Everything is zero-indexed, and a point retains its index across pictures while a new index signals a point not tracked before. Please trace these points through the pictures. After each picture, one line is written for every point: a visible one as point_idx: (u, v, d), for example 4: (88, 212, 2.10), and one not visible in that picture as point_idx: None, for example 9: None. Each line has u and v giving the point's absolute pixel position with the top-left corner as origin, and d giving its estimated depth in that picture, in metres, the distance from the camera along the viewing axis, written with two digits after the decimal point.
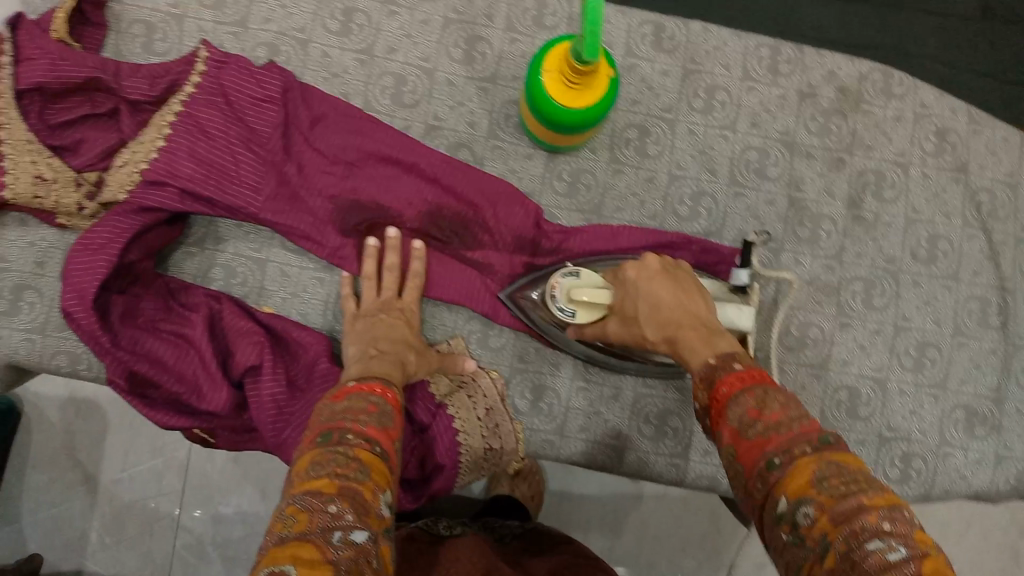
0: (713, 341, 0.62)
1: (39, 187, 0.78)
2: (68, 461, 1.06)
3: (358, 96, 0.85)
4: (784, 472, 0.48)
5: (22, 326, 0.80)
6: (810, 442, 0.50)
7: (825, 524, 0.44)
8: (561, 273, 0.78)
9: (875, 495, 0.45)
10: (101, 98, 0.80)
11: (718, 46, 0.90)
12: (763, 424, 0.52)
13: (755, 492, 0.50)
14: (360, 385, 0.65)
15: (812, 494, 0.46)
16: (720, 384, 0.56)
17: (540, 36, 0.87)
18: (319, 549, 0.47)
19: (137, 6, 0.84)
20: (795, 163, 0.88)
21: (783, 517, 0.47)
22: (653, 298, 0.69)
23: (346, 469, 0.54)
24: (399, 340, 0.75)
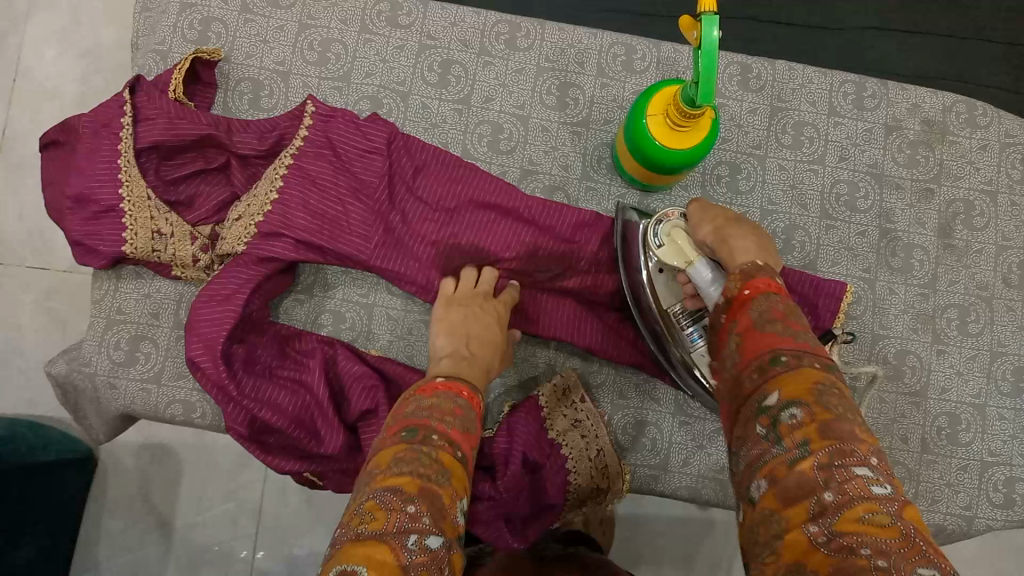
0: (762, 252, 0.69)
1: (157, 242, 0.80)
2: (144, 506, 1.07)
3: (457, 144, 0.87)
4: (787, 370, 0.53)
5: (138, 376, 0.82)
6: (820, 361, 0.54)
7: (811, 431, 0.49)
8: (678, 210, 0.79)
9: (865, 430, 0.50)
10: (213, 154, 0.83)
11: (803, 84, 0.92)
12: (784, 327, 0.56)
13: (747, 381, 0.55)
14: (449, 382, 0.67)
15: (808, 401, 0.50)
16: (753, 282, 0.61)
17: (630, 81, 0.90)
18: (393, 553, 0.49)
19: (245, 64, 0.87)
20: (884, 195, 0.90)
21: (767, 411, 0.52)
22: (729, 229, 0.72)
23: (428, 470, 0.56)
24: (489, 344, 0.76)
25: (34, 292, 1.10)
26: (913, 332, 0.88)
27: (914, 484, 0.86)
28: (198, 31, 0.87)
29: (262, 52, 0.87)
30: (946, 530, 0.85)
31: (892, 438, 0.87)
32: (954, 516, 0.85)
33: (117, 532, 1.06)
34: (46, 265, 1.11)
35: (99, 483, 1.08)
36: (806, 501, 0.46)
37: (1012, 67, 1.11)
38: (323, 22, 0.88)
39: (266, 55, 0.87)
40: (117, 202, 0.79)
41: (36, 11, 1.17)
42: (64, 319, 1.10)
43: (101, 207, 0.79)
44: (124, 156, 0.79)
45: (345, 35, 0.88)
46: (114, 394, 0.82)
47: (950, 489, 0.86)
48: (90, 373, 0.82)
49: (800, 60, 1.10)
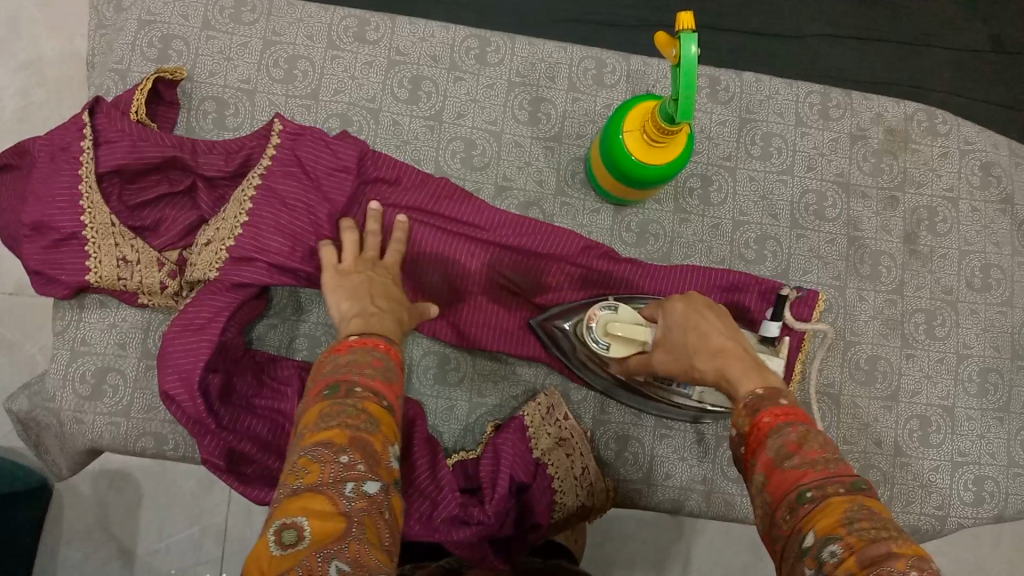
0: (763, 371, 0.62)
1: (123, 270, 0.77)
2: (103, 534, 1.03)
3: (429, 161, 0.86)
4: (816, 507, 0.48)
5: (106, 409, 0.79)
6: (844, 485, 0.50)
7: (851, 563, 0.43)
8: (598, 306, 0.75)
9: (904, 544, 0.45)
10: (178, 176, 0.81)
11: (770, 95, 0.93)
12: (801, 459, 0.52)
13: (781, 524, 0.50)
14: (363, 338, 0.63)
15: (842, 533, 0.45)
16: (762, 414, 0.57)
17: (601, 94, 0.90)
18: (331, 502, 0.50)
19: (208, 83, 0.85)
20: (851, 204, 0.91)
21: (808, 551, 0.47)
22: (706, 332, 0.66)
23: (356, 420, 0.55)
24: (390, 298, 0.71)
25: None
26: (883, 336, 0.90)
27: (890, 486, 0.88)
28: (158, 49, 0.84)
29: (226, 70, 0.85)
30: (921, 529, 0.88)
31: (867, 442, 0.88)
32: (927, 516, 0.88)
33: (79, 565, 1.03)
34: None
35: (52, 513, 1.04)
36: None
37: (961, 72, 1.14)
38: (288, 38, 0.86)
39: (230, 74, 0.85)
40: (78, 230, 0.75)
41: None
42: (13, 344, 1.07)
43: (62, 235, 0.76)
44: (85, 181, 0.76)
45: (312, 52, 0.86)
46: (81, 428, 0.79)
47: (923, 490, 0.88)
48: (56, 409, 0.79)
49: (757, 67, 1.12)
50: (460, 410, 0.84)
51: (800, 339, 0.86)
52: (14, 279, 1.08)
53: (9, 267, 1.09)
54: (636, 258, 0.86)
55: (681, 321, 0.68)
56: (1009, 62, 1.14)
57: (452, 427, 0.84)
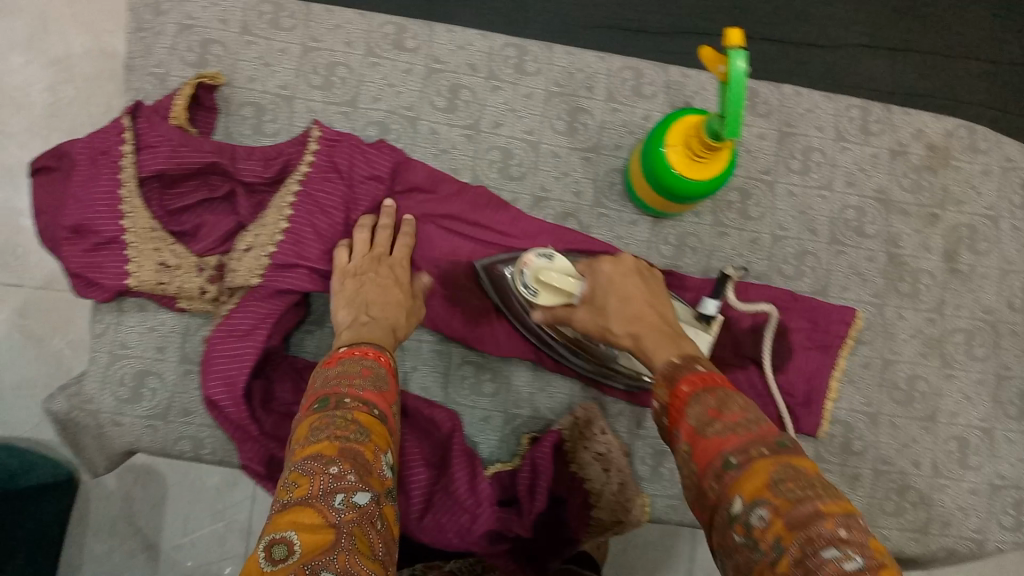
0: (677, 341, 0.63)
1: (163, 274, 0.77)
2: (128, 529, 1.03)
3: (467, 170, 0.86)
4: (740, 472, 0.48)
5: (144, 413, 0.79)
6: (767, 445, 0.50)
7: (780, 529, 0.44)
8: (534, 252, 0.74)
9: (832, 502, 0.45)
10: (217, 181, 0.80)
11: (811, 109, 0.92)
12: (722, 425, 0.52)
13: (708, 491, 0.50)
14: (353, 348, 0.68)
15: (768, 497, 0.46)
16: (680, 382, 0.56)
17: (640, 105, 0.89)
18: (321, 514, 0.51)
19: (247, 88, 0.84)
20: (891, 221, 0.90)
21: (737, 518, 0.46)
22: (628, 298, 0.68)
23: (345, 431, 0.57)
24: (390, 303, 0.74)
25: (8, 311, 1.05)
26: (921, 356, 0.89)
27: (928, 508, 0.86)
28: (197, 53, 0.84)
29: (265, 76, 0.85)
30: (959, 553, 0.86)
31: (904, 462, 0.87)
32: (965, 539, 0.86)
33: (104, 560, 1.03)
34: (20, 281, 1.06)
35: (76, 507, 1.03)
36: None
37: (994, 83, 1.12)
38: (327, 44, 0.86)
39: (269, 79, 0.85)
40: (119, 233, 0.76)
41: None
42: (40, 338, 1.05)
43: (102, 238, 0.76)
44: (127, 186, 0.77)
45: (349, 59, 0.86)
46: (119, 430, 0.79)
47: (961, 512, 0.87)
48: (94, 411, 0.80)
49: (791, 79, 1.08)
50: (495, 422, 0.84)
51: (833, 360, 0.86)
52: (43, 273, 1.06)
53: (36, 262, 1.07)
54: (673, 271, 0.85)
55: (608, 285, 0.70)
56: None
57: (487, 437, 0.83)
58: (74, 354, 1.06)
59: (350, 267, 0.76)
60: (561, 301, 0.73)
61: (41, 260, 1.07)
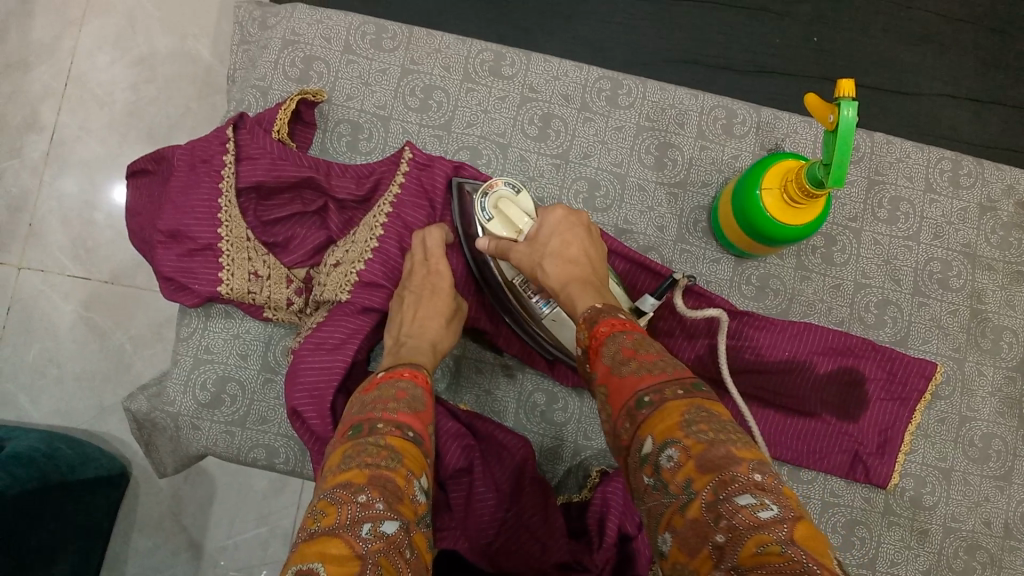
0: (603, 294, 0.63)
1: (253, 284, 0.78)
2: (174, 525, 1.00)
3: (553, 199, 0.87)
4: (652, 412, 0.49)
5: (222, 418, 0.80)
6: (683, 386, 0.50)
7: (691, 471, 0.44)
8: (503, 180, 0.75)
9: (744, 446, 0.45)
10: (310, 196, 0.82)
11: (901, 158, 0.91)
12: (637, 363, 0.52)
13: (624, 432, 0.50)
14: (390, 373, 0.66)
15: (679, 437, 0.46)
16: (600, 323, 0.57)
17: (729, 145, 0.89)
18: (348, 545, 0.47)
19: (345, 106, 0.86)
20: (976, 276, 0.90)
21: (647, 459, 0.47)
22: (569, 243, 0.68)
23: (377, 458, 0.55)
24: (423, 317, 0.73)
25: (74, 302, 1.02)
26: (999, 416, 0.88)
27: (998, 569, 0.85)
28: (300, 69, 0.86)
29: (364, 95, 0.86)
30: None
31: (976, 521, 0.86)
32: None
33: (146, 557, 0.99)
34: (89, 273, 1.03)
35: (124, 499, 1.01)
36: (705, 551, 0.41)
37: None
38: (425, 68, 0.88)
39: (367, 99, 0.86)
40: (214, 241, 0.76)
41: (91, 17, 1.08)
42: (102, 331, 1.02)
43: (197, 245, 0.77)
44: (225, 195, 0.77)
45: (447, 84, 0.88)
46: (197, 434, 0.80)
47: None
48: (173, 413, 0.80)
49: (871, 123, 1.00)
50: (564, 452, 0.84)
51: (908, 415, 0.85)
52: (111, 267, 1.03)
53: (107, 253, 1.04)
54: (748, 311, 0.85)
55: (553, 227, 0.69)
56: None
57: (556, 467, 0.84)
58: (137, 350, 1.02)
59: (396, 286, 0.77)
60: (507, 233, 0.73)
61: (112, 251, 1.04)
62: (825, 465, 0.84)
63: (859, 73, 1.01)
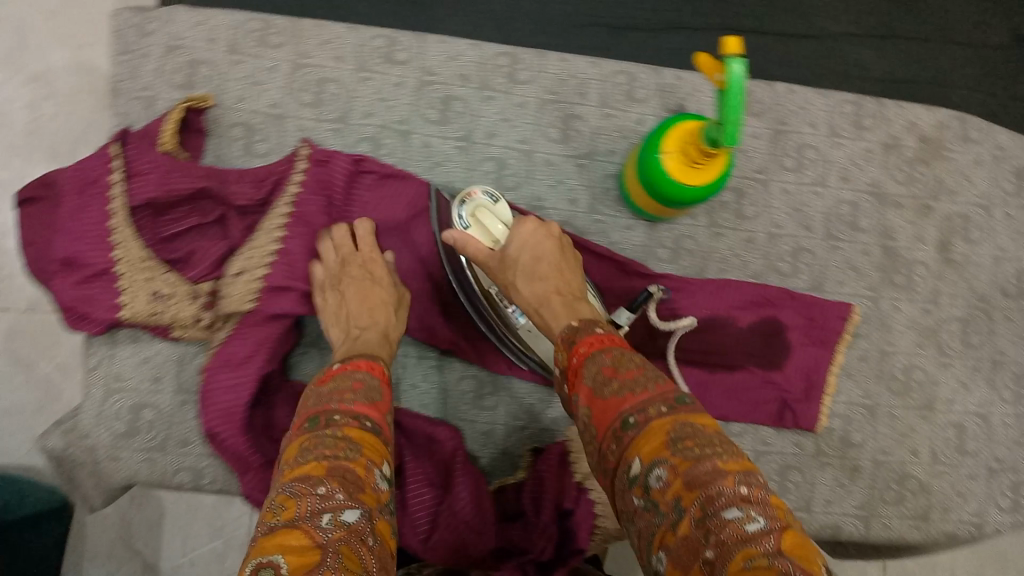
0: (575, 308, 0.68)
1: (156, 304, 0.77)
2: (126, 552, 0.96)
3: (461, 183, 0.86)
4: (638, 433, 0.51)
5: (142, 445, 0.79)
6: (666, 402, 0.52)
7: (678, 488, 0.46)
8: (482, 189, 0.78)
9: (729, 460, 0.48)
10: (207, 206, 0.80)
11: (804, 106, 0.91)
12: (619, 384, 0.55)
13: (611, 453, 0.53)
14: (345, 364, 0.67)
15: (666, 456, 0.48)
16: (578, 345, 0.61)
17: (633, 110, 0.89)
18: (308, 536, 0.48)
19: (236, 108, 0.83)
20: (885, 214, 0.91)
21: (635, 480, 0.49)
22: (539, 258, 0.72)
23: (336, 449, 0.56)
24: (372, 310, 0.74)
25: None
26: (920, 347, 0.90)
27: (928, 495, 0.88)
28: (185, 75, 0.83)
29: (254, 95, 0.83)
30: (960, 538, 0.87)
31: (903, 451, 0.88)
32: (965, 523, 0.88)
33: None
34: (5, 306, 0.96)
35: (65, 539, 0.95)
36: (698, 566, 0.42)
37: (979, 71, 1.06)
38: (317, 60, 0.85)
39: (258, 98, 0.83)
40: (110, 264, 0.75)
41: None
42: (27, 363, 0.96)
43: (92, 271, 0.75)
44: (117, 216, 0.76)
45: (340, 74, 0.85)
46: (116, 466, 0.79)
47: (960, 497, 0.88)
48: (91, 446, 0.79)
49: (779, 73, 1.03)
50: (498, 434, 0.84)
51: (830, 357, 0.87)
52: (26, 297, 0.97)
53: (17, 287, 0.97)
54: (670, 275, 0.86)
55: (522, 242, 0.72)
56: None
57: (490, 452, 0.84)
58: (65, 377, 0.96)
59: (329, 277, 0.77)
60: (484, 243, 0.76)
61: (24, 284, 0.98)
62: (755, 416, 0.86)
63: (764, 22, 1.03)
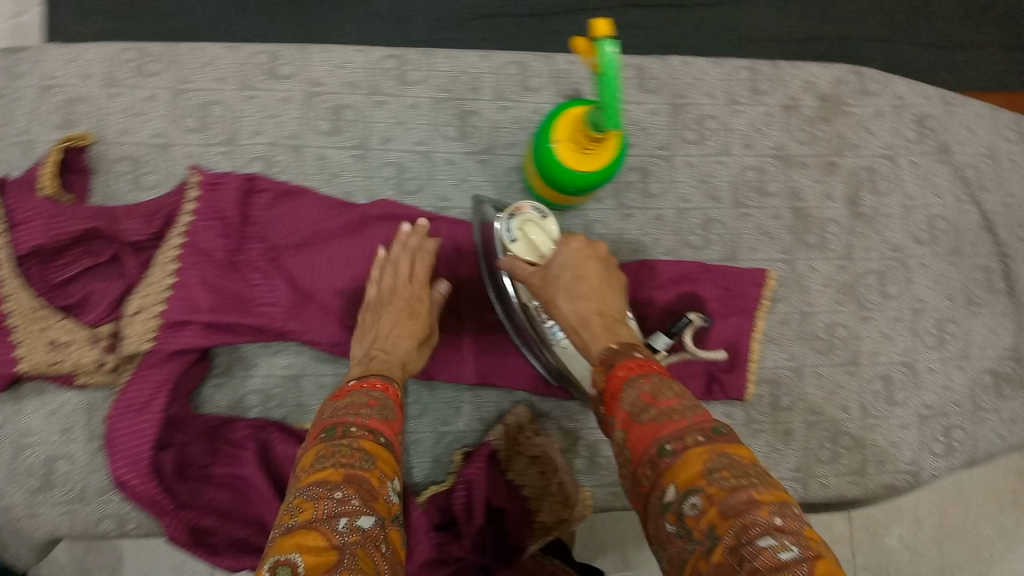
0: (615, 330, 0.66)
1: (55, 353, 0.75)
2: None
3: (361, 192, 0.84)
4: (674, 460, 0.50)
5: (60, 498, 0.77)
6: (703, 432, 0.52)
7: (714, 517, 0.46)
8: (531, 204, 0.75)
9: (765, 490, 0.47)
10: (100, 247, 0.78)
11: (699, 77, 0.91)
12: (657, 410, 0.54)
13: (643, 479, 0.52)
14: (362, 380, 0.68)
15: (702, 485, 0.48)
16: (617, 367, 0.60)
17: (528, 99, 0.88)
18: (325, 537, 0.50)
19: (119, 142, 0.81)
20: (791, 175, 0.91)
21: (670, 507, 0.49)
22: (583, 276, 0.69)
23: (350, 458, 0.57)
24: (400, 338, 0.73)
25: None
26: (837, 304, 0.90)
27: (862, 449, 0.89)
28: (61, 115, 0.81)
29: (137, 127, 0.81)
30: (898, 488, 0.89)
31: (834, 409, 0.89)
32: (902, 473, 0.89)
33: None
34: None
35: None
36: None
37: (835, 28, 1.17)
38: (197, 83, 0.83)
39: (140, 130, 0.81)
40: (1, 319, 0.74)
41: None
42: None
43: None
44: (4, 268, 0.74)
45: (223, 95, 0.83)
46: (35, 522, 0.77)
47: (894, 448, 0.89)
48: (6, 506, 0.77)
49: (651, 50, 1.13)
50: (427, 442, 0.83)
51: (751, 324, 0.86)
52: None
53: None
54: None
55: (568, 258, 0.70)
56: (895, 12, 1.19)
57: (421, 460, 0.83)
58: None
59: (374, 301, 0.77)
60: (530, 258, 0.74)
61: None
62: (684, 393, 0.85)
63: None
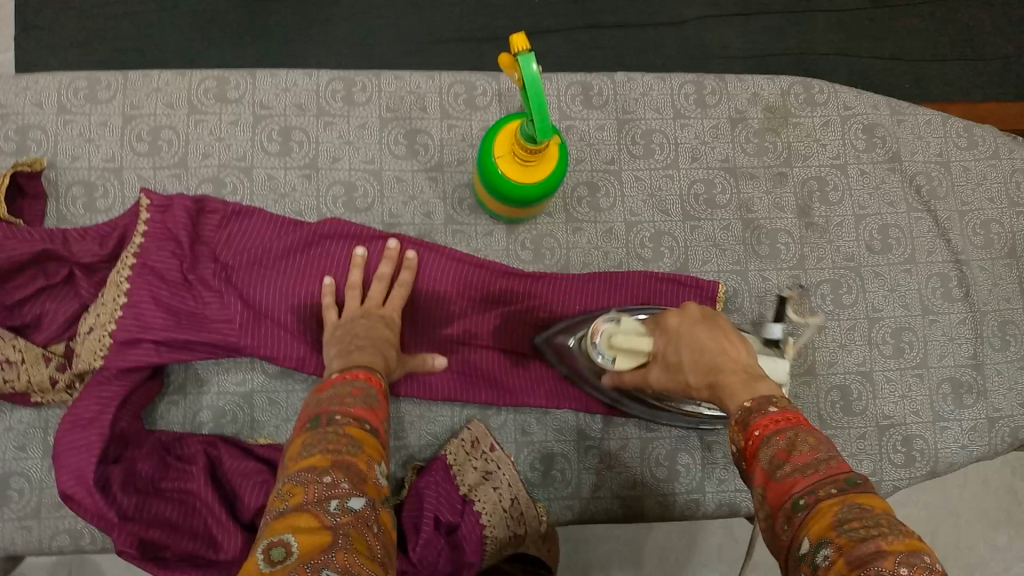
0: (754, 384, 0.59)
1: (7, 371, 0.75)
2: None
3: (311, 211, 0.86)
4: (809, 513, 0.48)
5: (16, 513, 0.77)
6: (837, 485, 0.49)
7: (841, 567, 0.44)
8: (602, 319, 0.77)
9: (896, 539, 0.44)
10: (53, 268, 0.79)
11: (645, 92, 0.94)
12: (794, 468, 0.51)
13: (781, 533, 0.50)
14: (345, 372, 0.67)
15: (831, 536, 0.46)
16: (753, 427, 0.55)
17: (474, 118, 0.91)
18: (316, 518, 0.52)
19: (72, 168, 0.85)
20: (740, 187, 0.92)
21: (804, 558, 0.47)
22: (699, 346, 0.65)
23: (338, 444, 0.58)
24: (378, 339, 0.73)
25: None
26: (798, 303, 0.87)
27: None
28: (15, 141, 0.84)
29: (89, 152, 0.85)
30: None
31: None
32: None
33: None
34: None
35: None
36: None
37: (797, 40, 1.18)
38: (147, 110, 0.87)
39: (93, 155, 0.85)
40: None
41: None
42: None
43: None
44: None
45: (174, 121, 0.87)
46: None
47: (853, 459, 0.88)
48: None
49: (612, 65, 1.16)
50: None
51: None
52: None
53: None
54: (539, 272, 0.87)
55: (676, 333, 0.68)
56: (852, 26, 1.19)
57: None
58: None
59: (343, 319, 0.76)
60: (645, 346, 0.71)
61: None
62: None
63: (598, 23, 1.16)
